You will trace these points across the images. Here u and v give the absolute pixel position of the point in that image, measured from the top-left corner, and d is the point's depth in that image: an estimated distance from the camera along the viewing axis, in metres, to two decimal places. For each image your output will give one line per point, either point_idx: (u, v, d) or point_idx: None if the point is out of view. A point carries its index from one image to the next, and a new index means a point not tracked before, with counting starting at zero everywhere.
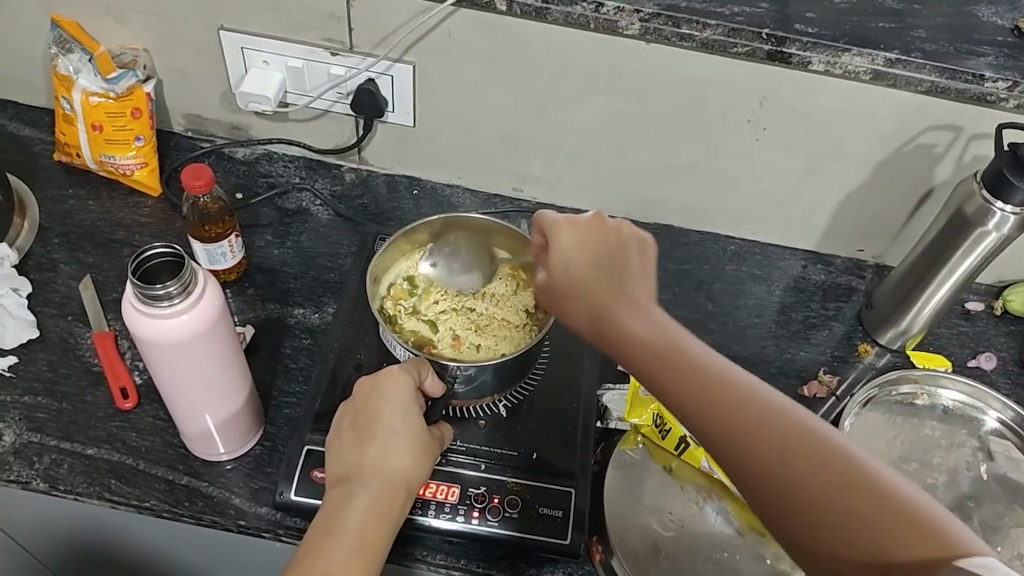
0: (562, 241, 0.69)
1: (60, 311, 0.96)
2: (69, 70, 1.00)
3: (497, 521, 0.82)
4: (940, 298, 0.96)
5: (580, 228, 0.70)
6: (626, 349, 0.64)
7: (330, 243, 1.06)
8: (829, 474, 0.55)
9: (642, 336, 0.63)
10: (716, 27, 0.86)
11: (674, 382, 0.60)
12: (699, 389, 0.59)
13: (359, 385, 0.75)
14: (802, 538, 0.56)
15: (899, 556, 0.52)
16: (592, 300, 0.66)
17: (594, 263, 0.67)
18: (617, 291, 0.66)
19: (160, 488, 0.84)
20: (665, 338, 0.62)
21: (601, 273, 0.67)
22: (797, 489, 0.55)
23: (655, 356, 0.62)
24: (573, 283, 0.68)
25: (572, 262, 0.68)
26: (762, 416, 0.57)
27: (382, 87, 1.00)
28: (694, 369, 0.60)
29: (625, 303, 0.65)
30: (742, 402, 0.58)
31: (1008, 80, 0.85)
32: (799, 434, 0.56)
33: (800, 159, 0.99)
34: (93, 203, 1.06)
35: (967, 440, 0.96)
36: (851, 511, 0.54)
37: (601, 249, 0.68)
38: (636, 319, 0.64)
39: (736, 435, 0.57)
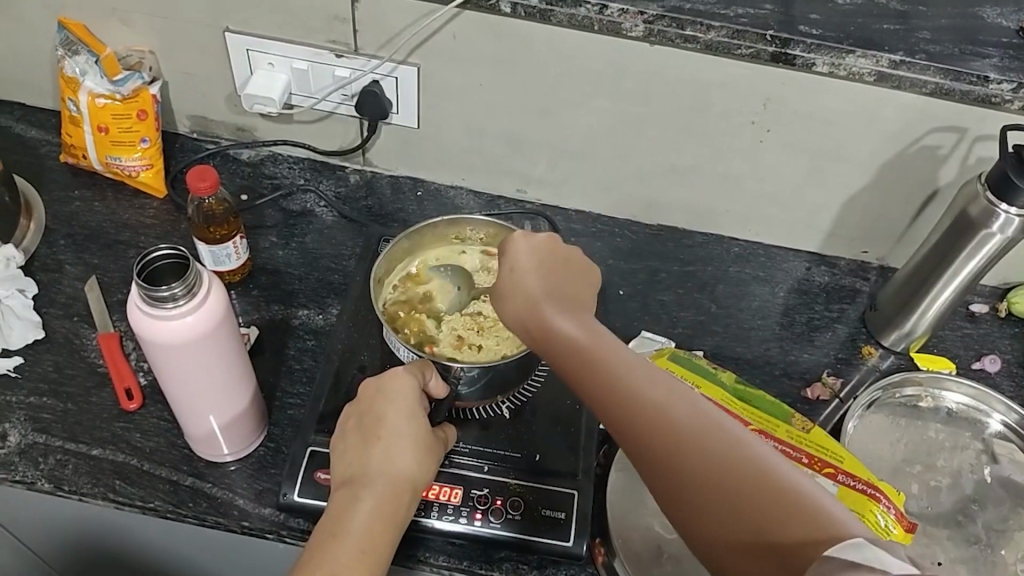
0: (516, 253, 0.70)
1: (66, 311, 0.97)
2: (75, 72, 1.00)
3: (499, 523, 0.82)
4: (945, 300, 0.96)
5: (534, 243, 0.70)
6: (558, 355, 0.67)
7: (335, 244, 1.07)
8: (726, 466, 0.60)
9: (574, 345, 0.66)
10: (721, 28, 0.86)
11: (596, 384, 0.65)
12: (615, 390, 0.64)
13: (364, 386, 0.75)
14: (702, 524, 0.61)
15: (780, 538, 0.57)
16: (543, 310, 0.67)
17: (544, 279, 0.69)
18: (565, 303, 0.68)
19: (165, 488, 0.85)
20: (594, 343, 0.66)
21: (549, 289, 0.68)
22: (698, 478, 0.61)
23: (578, 360, 0.66)
24: (526, 293, 0.68)
25: (527, 273, 0.69)
26: (672, 417, 0.63)
27: (387, 89, 1.00)
28: (614, 373, 0.65)
29: (569, 316, 0.67)
30: (652, 402, 0.63)
31: (1013, 82, 0.84)
32: (702, 432, 0.62)
33: (804, 160, 0.99)
34: (99, 205, 1.07)
35: (971, 443, 0.96)
36: (743, 501, 0.59)
37: (551, 266, 0.69)
38: (573, 327, 0.67)
39: (647, 432, 0.63)
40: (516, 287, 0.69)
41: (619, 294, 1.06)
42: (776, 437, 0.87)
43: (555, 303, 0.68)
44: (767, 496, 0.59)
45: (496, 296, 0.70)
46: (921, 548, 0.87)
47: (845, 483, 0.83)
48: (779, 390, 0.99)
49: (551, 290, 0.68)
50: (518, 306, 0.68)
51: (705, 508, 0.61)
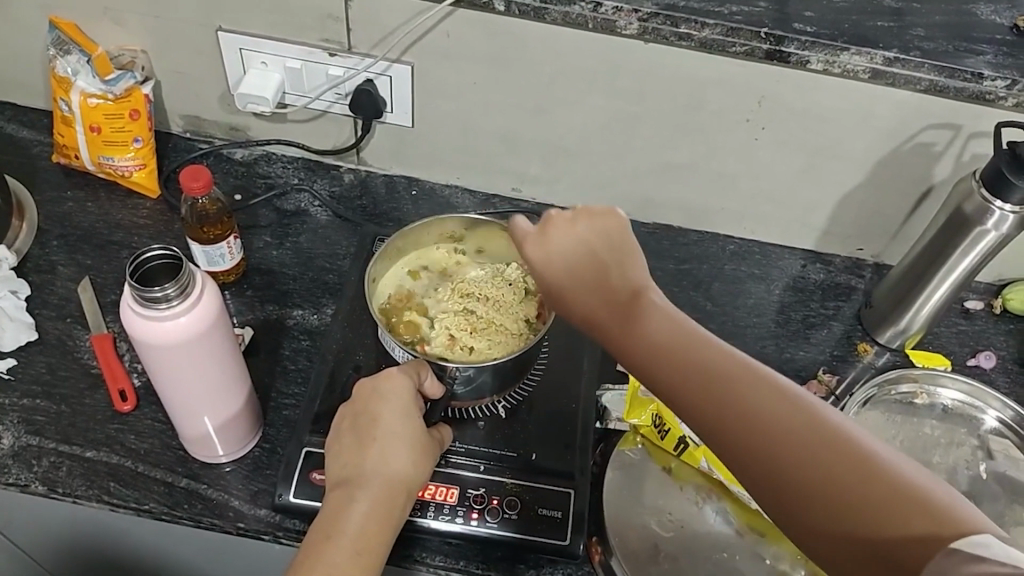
0: (539, 249, 0.64)
1: (59, 313, 0.96)
2: (67, 72, 0.99)
3: (496, 522, 0.82)
4: (939, 297, 0.96)
5: (558, 231, 0.64)
6: (623, 351, 0.62)
7: (329, 244, 1.06)
8: (823, 451, 0.54)
9: (641, 338, 0.61)
10: (715, 26, 0.86)
11: (670, 376, 0.59)
12: (690, 381, 0.59)
13: (359, 387, 0.75)
14: (796, 517, 0.55)
15: (890, 532, 0.51)
16: (591, 303, 0.63)
17: (577, 269, 0.63)
18: (613, 290, 0.63)
19: (159, 490, 0.84)
20: (657, 334, 0.61)
21: (584, 279, 0.63)
22: (792, 465, 0.55)
23: (648, 354, 0.61)
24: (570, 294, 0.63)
25: (557, 272, 0.63)
26: (758, 404, 0.56)
27: (381, 88, 1.00)
28: (689, 362, 0.59)
29: (618, 307, 0.62)
30: (733, 385, 0.57)
31: (1007, 79, 0.85)
32: (795, 415, 0.56)
33: (799, 157, 0.99)
34: (91, 205, 1.06)
35: (967, 439, 0.96)
36: (848, 492, 0.53)
37: (580, 252, 0.63)
38: (636, 321, 0.62)
39: (728, 421, 0.57)
40: (557, 289, 0.64)
41: None
42: None
43: (606, 298, 0.63)
44: (876, 485, 0.52)
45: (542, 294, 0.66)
46: None
47: None
48: None
49: (596, 282, 0.63)
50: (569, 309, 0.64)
51: (803, 501, 0.54)
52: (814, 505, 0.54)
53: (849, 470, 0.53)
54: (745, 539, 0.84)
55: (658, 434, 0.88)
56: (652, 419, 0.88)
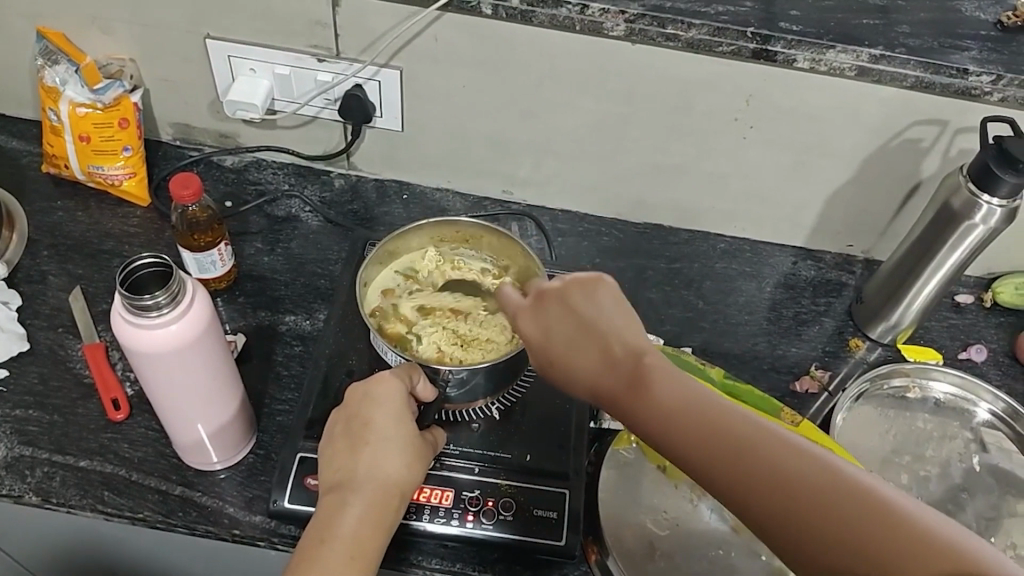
0: (535, 318, 0.68)
1: (51, 323, 0.96)
2: (55, 82, 0.99)
3: (492, 524, 0.82)
4: (929, 292, 0.96)
5: (551, 299, 0.67)
6: (625, 410, 0.63)
7: (320, 249, 1.06)
8: (838, 498, 0.53)
9: (642, 398, 0.61)
10: (702, 26, 0.86)
11: (672, 435, 0.59)
12: (691, 439, 0.58)
13: (351, 391, 0.75)
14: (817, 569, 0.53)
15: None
16: (592, 366, 0.65)
17: (574, 333, 0.66)
18: (609, 350, 0.64)
19: (154, 499, 0.84)
20: (659, 394, 0.61)
21: (580, 340, 0.65)
22: (806, 514, 0.53)
23: (649, 412, 0.61)
24: (565, 358, 0.66)
25: (555, 341, 0.66)
26: (759, 455, 0.56)
27: (370, 93, 1.00)
28: (690, 419, 0.59)
29: (615, 366, 0.64)
30: (739, 435, 0.57)
31: (992, 74, 0.85)
32: (805, 463, 0.55)
33: (788, 155, 0.99)
34: (82, 214, 1.06)
35: (960, 432, 0.96)
36: (865, 538, 0.51)
37: (574, 317, 0.66)
38: (636, 380, 0.62)
39: (731, 475, 0.56)
40: (552, 354, 0.67)
41: None
42: None
43: (604, 359, 0.64)
44: (888, 529, 0.50)
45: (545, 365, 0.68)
46: None
47: None
48: (768, 385, 1.00)
49: (592, 342, 0.65)
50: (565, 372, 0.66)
51: (823, 551, 0.52)
52: (828, 554, 0.52)
53: (859, 518, 0.51)
54: (740, 537, 0.84)
55: None
56: None
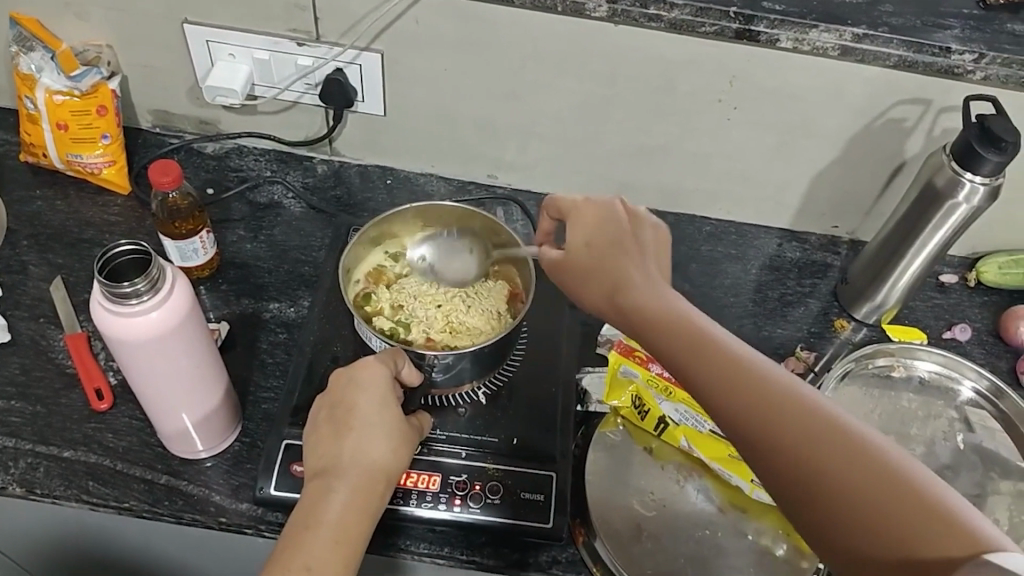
0: (577, 226, 0.74)
1: (31, 313, 0.95)
2: (30, 69, 0.98)
3: (479, 507, 0.82)
4: (913, 272, 0.96)
5: (597, 216, 0.74)
6: (654, 335, 0.66)
7: (304, 236, 1.06)
8: (856, 461, 0.55)
9: (678, 322, 0.65)
10: (684, 6, 0.86)
11: (705, 367, 0.61)
12: (723, 374, 0.60)
13: (335, 378, 0.75)
14: (827, 525, 0.55)
15: (922, 544, 0.51)
16: (632, 286, 0.70)
17: (610, 245, 0.72)
18: (649, 275, 0.70)
19: (139, 488, 0.84)
20: (693, 326, 0.65)
21: (615, 253, 0.72)
22: (822, 470, 0.55)
23: (682, 342, 0.64)
24: (605, 270, 0.71)
25: (590, 248, 0.73)
26: (788, 406, 0.58)
27: (351, 77, 0.99)
28: (724, 358, 0.61)
29: (653, 289, 0.69)
30: (766, 388, 0.59)
31: (975, 53, 0.85)
32: (827, 423, 0.57)
33: (772, 137, 0.99)
34: (61, 204, 1.05)
35: (944, 411, 0.97)
36: (878, 501, 0.53)
37: (612, 233, 0.73)
38: (670, 308, 0.67)
39: (759, 419, 0.58)
40: (595, 266, 0.72)
41: None
42: None
43: (642, 281, 0.70)
44: (894, 487, 0.53)
45: (571, 273, 0.74)
46: None
47: None
48: None
49: (635, 263, 0.71)
50: (600, 284, 0.72)
51: (835, 507, 0.55)
52: (838, 508, 0.54)
53: (871, 476, 0.54)
54: (727, 517, 0.85)
55: (638, 415, 0.89)
56: (631, 401, 0.89)
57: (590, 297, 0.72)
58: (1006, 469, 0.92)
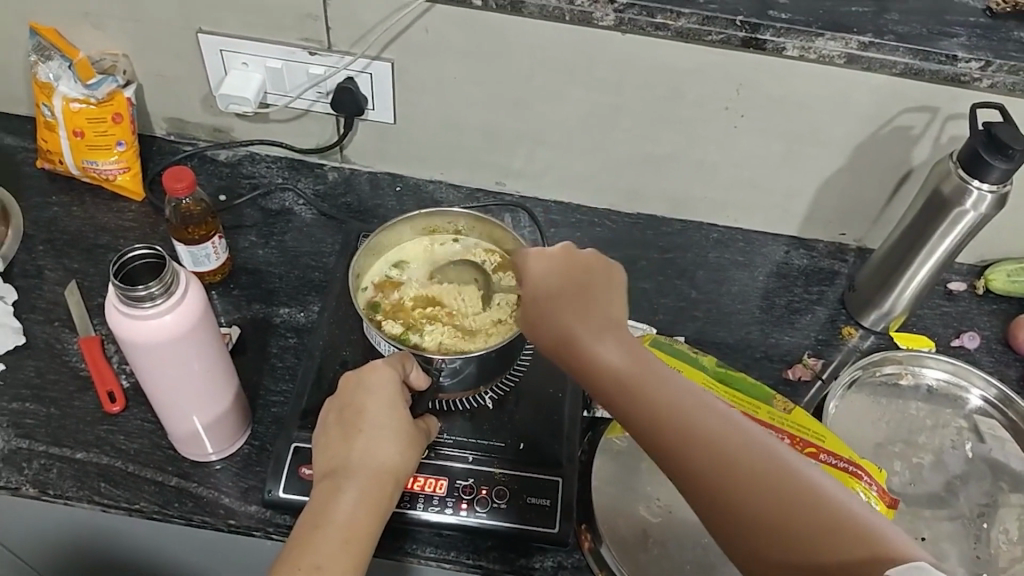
0: (531, 272, 0.66)
1: (47, 317, 0.96)
2: (49, 77, 1.00)
3: (486, 512, 0.83)
4: (921, 279, 0.97)
5: (549, 258, 0.66)
6: (598, 382, 0.63)
7: (314, 242, 1.07)
8: (776, 484, 0.57)
9: (627, 376, 0.62)
10: (691, 15, 0.86)
11: (650, 414, 0.61)
12: (667, 422, 0.60)
13: (344, 381, 0.76)
14: (750, 546, 0.57)
15: (839, 561, 0.54)
16: (582, 336, 0.63)
17: (566, 291, 0.64)
18: (603, 322, 0.64)
19: (150, 490, 0.85)
20: (639, 375, 0.62)
21: (570, 301, 0.64)
22: (746, 496, 0.57)
23: (623, 388, 0.62)
24: (554, 323, 0.64)
25: (544, 296, 0.65)
26: (727, 448, 0.58)
27: (362, 86, 1.00)
28: (667, 404, 0.61)
29: (608, 338, 0.63)
30: (691, 418, 0.60)
31: (980, 60, 0.86)
32: (749, 448, 0.58)
33: (779, 145, 0.99)
34: (77, 209, 1.07)
35: (953, 420, 0.96)
36: (798, 522, 0.56)
37: (568, 276, 0.65)
38: (621, 361, 0.63)
39: (698, 462, 0.59)
40: (546, 315, 0.65)
41: None
42: (755, 417, 0.87)
43: (594, 331, 0.63)
44: (813, 508, 0.56)
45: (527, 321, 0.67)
46: (906, 526, 0.88)
47: (827, 461, 0.82)
48: (761, 373, 1.00)
49: (589, 311, 0.64)
50: (550, 335, 0.65)
51: (757, 529, 0.57)
52: (762, 535, 0.57)
53: (791, 497, 0.56)
54: None
55: None
56: None
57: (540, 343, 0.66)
58: (1016, 478, 0.92)
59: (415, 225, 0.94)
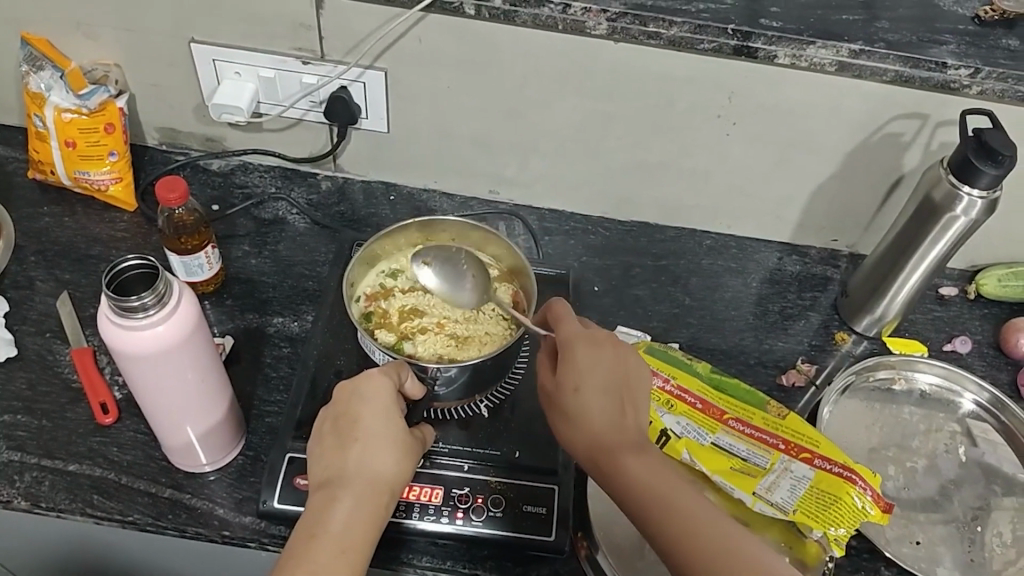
0: (576, 358, 0.73)
1: (39, 328, 0.96)
2: (40, 88, 0.99)
3: (481, 521, 0.83)
4: (914, 284, 0.97)
5: (593, 347, 0.73)
6: (612, 469, 0.70)
7: (308, 251, 1.07)
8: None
9: (651, 483, 0.68)
10: (682, 24, 0.87)
11: (666, 518, 0.66)
12: (677, 527, 0.65)
13: (339, 389, 0.75)
14: None
15: None
16: (613, 437, 0.71)
17: (605, 387, 0.72)
18: (632, 426, 0.72)
19: (143, 501, 0.84)
20: (663, 483, 0.68)
21: (609, 399, 0.72)
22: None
23: (629, 479, 0.68)
24: (589, 421, 0.71)
25: (585, 387, 0.72)
26: (730, 558, 0.63)
27: (355, 95, 1.01)
28: (682, 511, 0.66)
29: (630, 437, 0.71)
30: (685, 510, 0.66)
31: (970, 67, 0.86)
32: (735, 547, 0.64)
33: (772, 151, 1.00)
34: (69, 220, 1.06)
35: (946, 424, 0.97)
36: None
37: (609, 373, 0.72)
38: (646, 465, 0.69)
39: (704, 569, 0.63)
40: (583, 410, 0.71)
41: (594, 290, 1.07)
42: (749, 423, 0.87)
43: (623, 434, 0.71)
44: None
45: (556, 409, 0.73)
46: (900, 530, 0.88)
47: (821, 467, 0.83)
48: (755, 379, 1.00)
49: (623, 414, 0.72)
50: (581, 432, 0.72)
51: None
52: None
53: None
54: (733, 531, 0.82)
55: None
56: None
57: (568, 439, 0.73)
58: (1009, 481, 0.92)
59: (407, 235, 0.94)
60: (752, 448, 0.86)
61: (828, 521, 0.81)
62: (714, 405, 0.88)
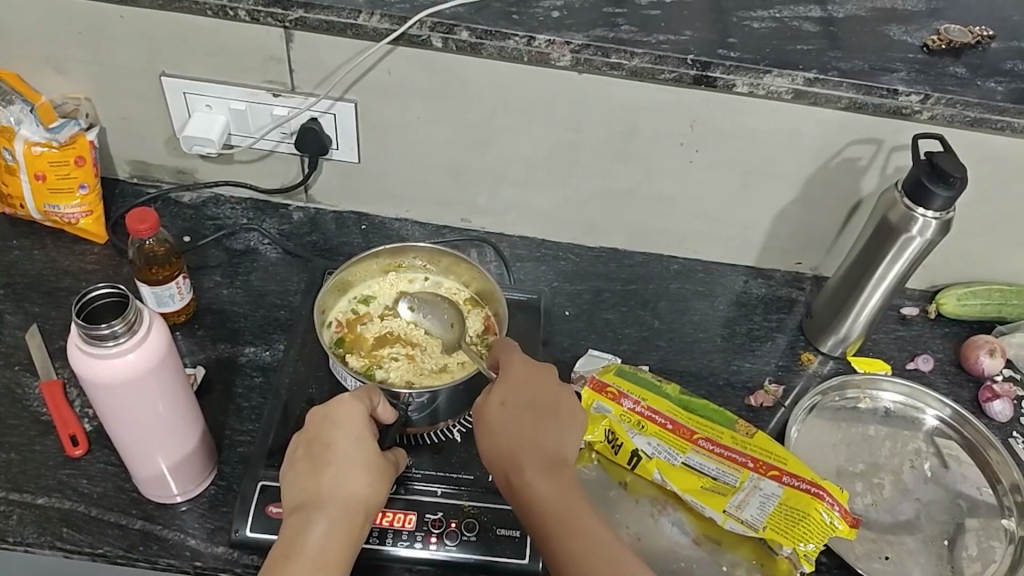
0: (512, 380, 0.78)
1: (7, 361, 0.95)
2: (10, 121, 1.00)
3: (455, 545, 0.83)
4: (874, 304, 1.00)
5: (528, 372, 0.79)
6: (523, 485, 0.74)
7: (281, 281, 1.07)
8: None
9: (562, 512, 0.73)
10: (644, 55, 0.90)
11: (581, 556, 0.71)
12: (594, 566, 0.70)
13: (313, 414, 0.75)
14: None
15: None
16: (531, 453, 0.75)
17: (530, 405, 0.77)
18: (551, 442, 0.77)
19: (114, 533, 0.83)
20: (580, 522, 0.73)
21: (533, 415, 0.77)
22: None
23: (536, 497, 0.74)
24: (513, 438, 0.75)
25: (512, 402, 0.77)
26: None
27: (326, 126, 1.02)
28: (591, 545, 0.71)
29: (546, 451, 0.76)
30: (596, 542, 0.72)
31: (920, 93, 0.90)
32: None
33: (734, 176, 1.03)
34: (39, 253, 1.06)
35: (911, 440, 0.99)
36: None
37: (537, 393, 0.78)
38: (561, 490, 0.74)
39: None
40: (503, 423, 0.76)
41: (565, 314, 1.08)
42: (719, 442, 0.88)
43: (540, 448, 0.76)
44: None
45: (481, 419, 0.77)
46: (868, 546, 0.89)
47: (790, 484, 0.84)
48: (724, 401, 1.02)
49: (544, 429, 0.77)
50: (502, 449, 0.75)
51: None
52: None
53: None
54: (702, 548, 0.85)
55: (612, 449, 0.89)
56: (604, 435, 0.89)
57: (487, 450, 0.77)
58: (973, 496, 0.94)
59: (377, 261, 0.95)
60: (722, 467, 0.87)
61: (798, 536, 0.81)
62: (684, 425, 0.89)
